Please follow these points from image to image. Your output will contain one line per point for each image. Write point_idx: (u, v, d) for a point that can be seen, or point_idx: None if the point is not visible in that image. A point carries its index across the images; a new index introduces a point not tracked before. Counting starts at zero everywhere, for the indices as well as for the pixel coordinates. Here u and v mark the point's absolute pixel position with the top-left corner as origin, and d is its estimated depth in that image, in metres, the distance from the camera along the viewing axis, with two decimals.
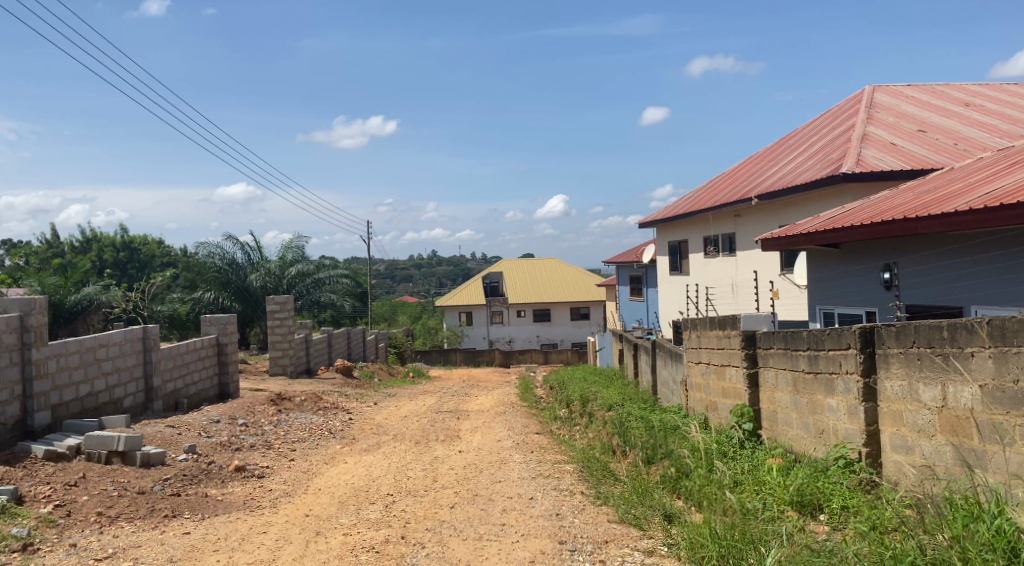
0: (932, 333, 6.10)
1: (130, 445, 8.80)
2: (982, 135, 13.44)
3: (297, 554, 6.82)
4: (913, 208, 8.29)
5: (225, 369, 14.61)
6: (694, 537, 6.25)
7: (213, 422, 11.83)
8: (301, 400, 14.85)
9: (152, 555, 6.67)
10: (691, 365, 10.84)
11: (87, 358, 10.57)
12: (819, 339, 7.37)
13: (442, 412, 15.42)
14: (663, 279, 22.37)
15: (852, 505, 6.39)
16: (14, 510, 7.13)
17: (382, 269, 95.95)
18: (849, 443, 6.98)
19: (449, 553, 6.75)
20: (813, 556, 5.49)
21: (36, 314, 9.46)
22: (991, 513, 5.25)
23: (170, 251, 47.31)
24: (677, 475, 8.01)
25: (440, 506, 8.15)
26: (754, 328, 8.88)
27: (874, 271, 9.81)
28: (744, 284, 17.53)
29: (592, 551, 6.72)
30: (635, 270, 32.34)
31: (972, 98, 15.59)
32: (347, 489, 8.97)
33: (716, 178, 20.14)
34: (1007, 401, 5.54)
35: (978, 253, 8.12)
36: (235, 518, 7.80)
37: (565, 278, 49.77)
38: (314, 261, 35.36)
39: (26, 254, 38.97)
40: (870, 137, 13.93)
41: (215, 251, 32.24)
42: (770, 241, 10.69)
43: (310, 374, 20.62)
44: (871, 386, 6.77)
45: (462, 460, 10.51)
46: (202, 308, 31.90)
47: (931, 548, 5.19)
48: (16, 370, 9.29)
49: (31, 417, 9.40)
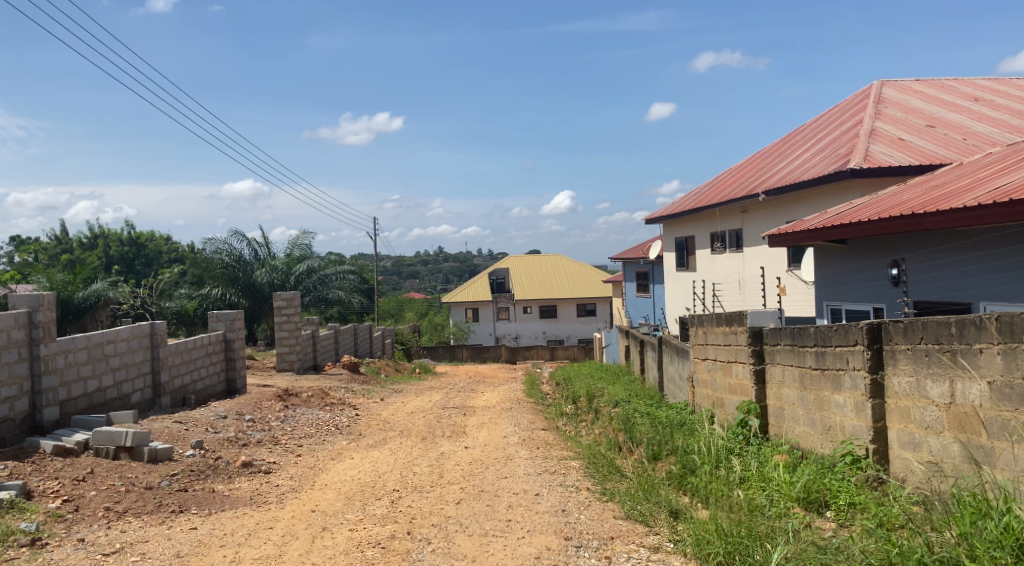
0: (940, 330, 6.06)
1: (138, 441, 8.85)
2: (990, 129, 13.37)
3: (303, 550, 6.83)
4: (919, 204, 8.28)
5: (231, 365, 14.63)
6: (700, 534, 6.27)
7: (221, 418, 11.87)
8: (307, 395, 14.89)
9: (159, 550, 6.68)
10: (697, 361, 10.81)
11: (94, 354, 10.58)
12: (825, 337, 7.35)
13: (448, 408, 15.43)
14: (669, 275, 22.32)
15: (858, 502, 6.39)
16: (22, 505, 7.15)
17: (387, 265, 95.98)
18: (856, 439, 6.94)
19: (455, 549, 6.76)
20: (820, 554, 5.46)
21: (43, 310, 9.48)
22: (999, 510, 5.21)
23: (176, 246, 47.22)
24: (684, 472, 8.05)
25: (445, 501, 8.15)
26: (760, 324, 8.82)
27: (881, 268, 9.82)
28: (750, 281, 17.54)
29: (599, 547, 6.72)
30: (641, 266, 32.32)
31: (982, 93, 15.48)
32: (354, 485, 8.99)
33: (723, 174, 20.00)
34: (1016, 398, 5.53)
35: (987, 247, 8.08)
36: (241, 513, 7.82)
37: (571, 274, 49.79)
38: (321, 258, 35.41)
39: (35, 249, 39.09)
40: (876, 133, 13.86)
41: (222, 248, 32.14)
42: (775, 236, 10.65)
43: (316, 369, 20.72)
44: (878, 383, 6.69)
45: (468, 455, 10.53)
46: (209, 304, 31.92)
47: (939, 546, 5.17)
48: (24, 366, 9.30)
49: (40, 412, 9.45)
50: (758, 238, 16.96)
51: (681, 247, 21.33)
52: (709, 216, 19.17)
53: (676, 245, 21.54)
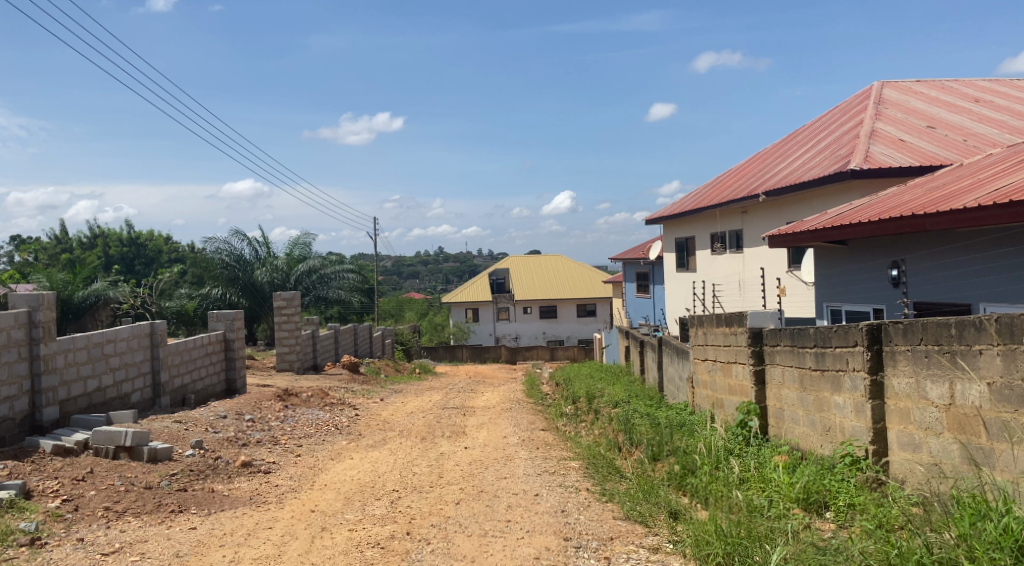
0: (940, 331, 6.06)
1: (137, 440, 8.84)
2: (990, 130, 13.38)
3: (303, 550, 6.83)
4: (920, 205, 8.28)
5: (231, 365, 14.63)
6: (699, 534, 6.26)
7: (222, 417, 11.86)
8: (307, 395, 14.90)
9: (159, 550, 6.69)
10: (697, 362, 10.78)
11: (93, 354, 10.57)
12: (825, 337, 7.34)
13: (448, 408, 15.45)
14: (669, 276, 22.29)
15: (858, 503, 6.39)
16: (22, 504, 7.15)
17: (388, 265, 95.94)
18: (856, 440, 6.96)
19: (455, 549, 6.76)
20: (819, 555, 5.46)
21: (43, 309, 9.47)
22: (999, 511, 5.21)
23: (176, 246, 47.19)
24: (684, 472, 8.06)
25: (445, 501, 8.16)
26: (760, 325, 8.83)
27: (880, 268, 9.83)
28: (750, 282, 17.54)
29: (598, 547, 6.72)
30: (641, 266, 32.42)
31: (982, 94, 15.50)
32: (353, 485, 8.99)
33: (724, 174, 19.98)
34: (1016, 399, 5.53)
35: (986, 249, 8.09)
36: (241, 513, 7.82)
37: (571, 274, 49.83)
38: (320, 258, 35.43)
39: (34, 249, 39.03)
40: (877, 134, 13.86)
41: (222, 248, 32.14)
42: (775, 237, 10.64)
43: (316, 369, 20.72)
44: (878, 383, 6.68)
45: (468, 455, 10.55)
46: (209, 304, 31.93)
47: (938, 547, 5.17)
48: (24, 365, 9.30)
49: (40, 411, 9.45)
50: (758, 238, 16.95)
51: (681, 248, 21.34)
52: (710, 216, 19.17)
53: (676, 245, 21.53)
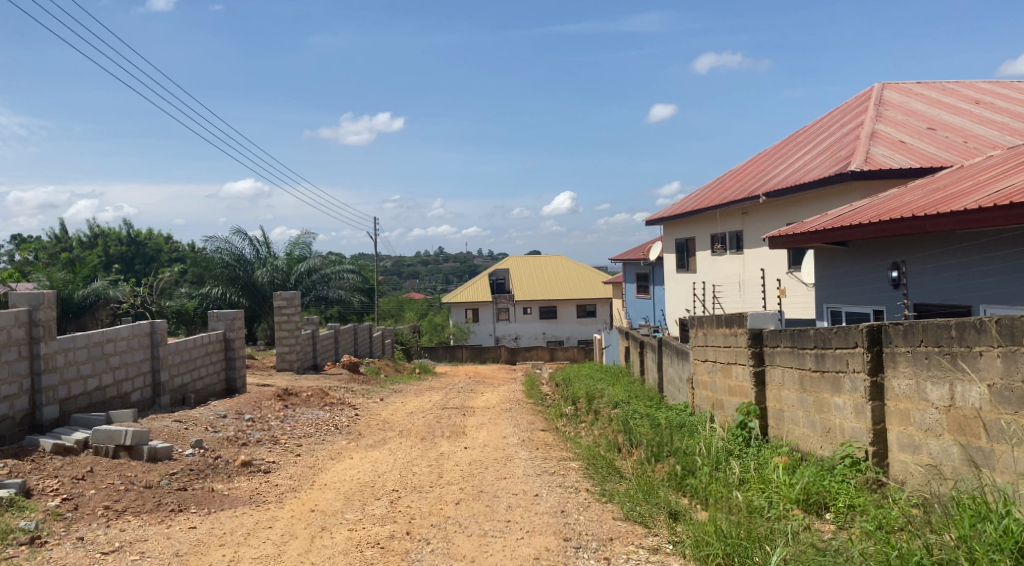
0: (940, 332, 6.06)
1: (137, 440, 8.85)
2: (990, 132, 13.38)
3: (302, 549, 6.83)
4: (920, 207, 8.29)
5: (231, 365, 14.63)
6: (699, 535, 6.27)
7: (221, 417, 11.85)
8: (307, 395, 14.89)
9: (158, 549, 6.70)
10: (697, 363, 10.77)
11: (93, 353, 10.57)
12: (825, 338, 7.35)
13: (447, 408, 15.44)
14: (669, 276, 22.27)
15: (857, 504, 6.39)
16: (22, 503, 7.15)
17: (388, 265, 95.91)
18: (856, 441, 6.96)
19: (455, 549, 6.76)
20: (819, 555, 5.47)
21: (43, 308, 9.46)
22: (998, 513, 5.22)
23: (177, 246, 47.19)
24: (683, 473, 8.07)
25: (445, 502, 8.16)
26: (760, 326, 8.83)
27: (880, 269, 9.83)
28: (750, 283, 17.54)
29: (598, 548, 6.73)
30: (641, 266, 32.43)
31: (982, 96, 15.51)
32: (353, 485, 8.99)
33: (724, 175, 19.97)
34: (1016, 400, 5.52)
35: (986, 251, 8.10)
36: (241, 512, 7.82)
37: (571, 274, 49.86)
38: (320, 257, 35.44)
39: (34, 249, 39.04)
40: (878, 135, 13.86)
41: (223, 247, 32.11)
42: (776, 237, 10.64)
43: (316, 369, 20.70)
44: (878, 385, 6.69)
45: (468, 456, 10.55)
46: (209, 304, 31.93)
47: (938, 548, 5.18)
48: (24, 364, 9.29)
49: (39, 410, 9.44)
50: (759, 239, 16.96)
51: (682, 249, 21.33)
52: (710, 216, 19.15)
53: (676, 245, 21.54)
